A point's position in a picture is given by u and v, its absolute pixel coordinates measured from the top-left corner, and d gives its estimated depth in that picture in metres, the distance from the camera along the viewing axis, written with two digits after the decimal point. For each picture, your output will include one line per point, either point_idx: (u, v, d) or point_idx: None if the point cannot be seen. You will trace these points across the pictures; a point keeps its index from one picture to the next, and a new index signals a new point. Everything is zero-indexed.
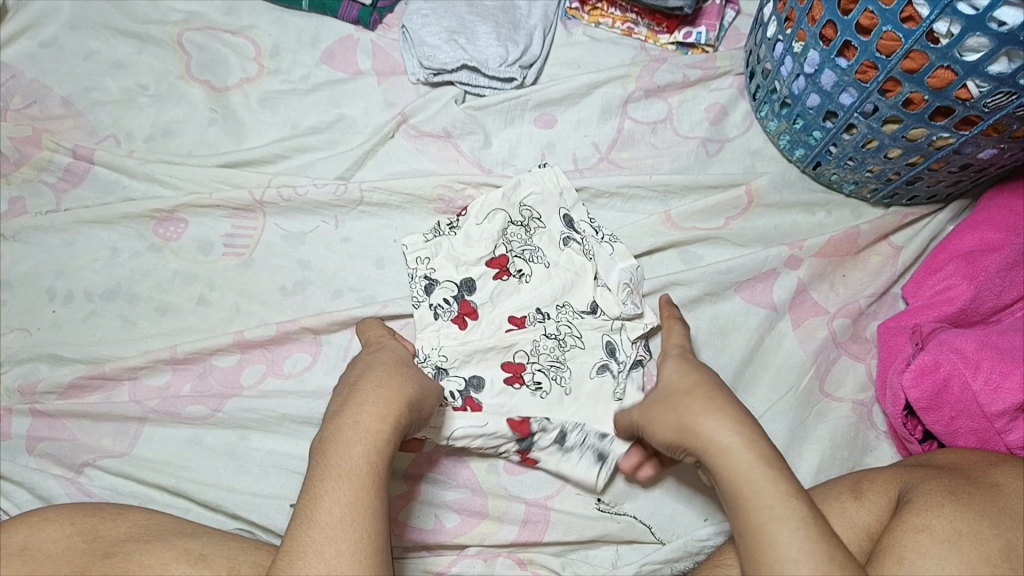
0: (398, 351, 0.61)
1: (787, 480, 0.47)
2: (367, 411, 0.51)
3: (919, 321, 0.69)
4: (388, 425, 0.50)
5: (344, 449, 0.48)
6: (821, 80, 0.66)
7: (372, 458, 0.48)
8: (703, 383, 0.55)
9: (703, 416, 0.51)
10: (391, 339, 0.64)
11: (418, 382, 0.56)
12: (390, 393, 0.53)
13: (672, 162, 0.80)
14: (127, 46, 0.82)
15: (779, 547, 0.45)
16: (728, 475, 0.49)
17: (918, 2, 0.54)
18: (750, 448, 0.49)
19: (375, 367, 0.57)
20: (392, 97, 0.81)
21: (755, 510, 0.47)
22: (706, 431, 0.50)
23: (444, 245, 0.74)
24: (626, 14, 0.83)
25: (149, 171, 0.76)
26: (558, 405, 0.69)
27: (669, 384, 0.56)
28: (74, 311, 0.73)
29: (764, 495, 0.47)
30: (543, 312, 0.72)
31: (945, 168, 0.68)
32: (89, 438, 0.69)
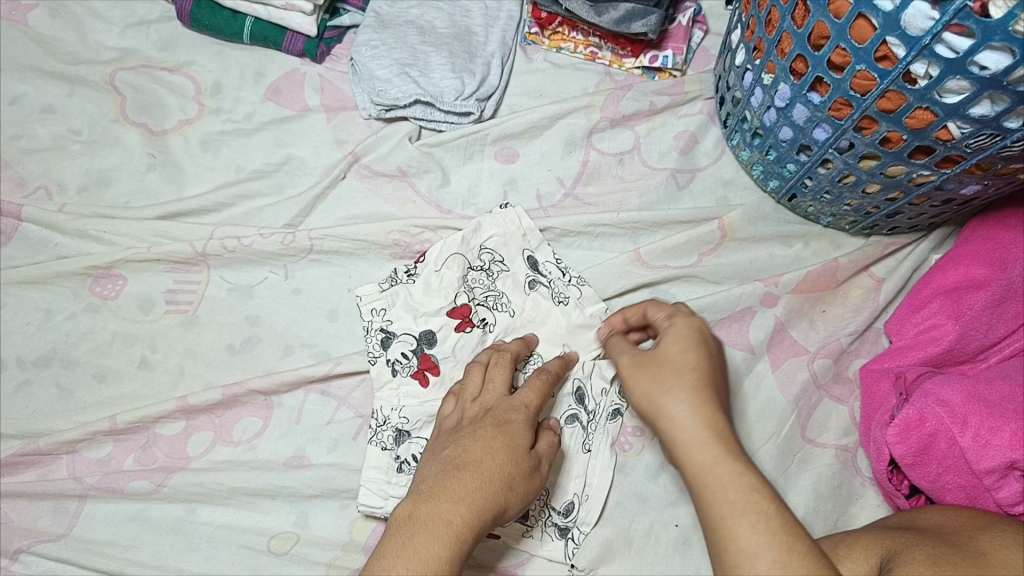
0: (520, 426, 0.58)
1: (757, 476, 0.46)
2: (458, 509, 0.51)
3: (903, 365, 0.66)
4: (465, 535, 0.50)
5: (428, 539, 0.49)
6: (793, 115, 0.62)
7: (446, 562, 0.49)
8: (691, 359, 0.51)
9: (684, 401, 0.49)
10: (521, 406, 0.59)
11: (518, 484, 0.55)
12: (489, 491, 0.53)
13: (641, 196, 0.76)
14: (57, 89, 0.77)
15: (739, 538, 0.44)
16: (697, 465, 0.47)
17: (893, 43, 0.50)
18: (718, 446, 0.47)
19: (488, 445, 0.56)
20: (343, 134, 0.76)
21: (723, 498, 0.45)
22: (678, 416, 0.49)
23: (401, 295, 0.69)
24: (589, 38, 0.78)
25: (82, 225, 0.71)
26: None
27: (656, 359, 0.52)
28: (6, 380, 0.68)
29: (728, 489, 0.45)
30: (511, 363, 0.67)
31: (927, 203, 0.65)
32: (26, 521, 0.64)
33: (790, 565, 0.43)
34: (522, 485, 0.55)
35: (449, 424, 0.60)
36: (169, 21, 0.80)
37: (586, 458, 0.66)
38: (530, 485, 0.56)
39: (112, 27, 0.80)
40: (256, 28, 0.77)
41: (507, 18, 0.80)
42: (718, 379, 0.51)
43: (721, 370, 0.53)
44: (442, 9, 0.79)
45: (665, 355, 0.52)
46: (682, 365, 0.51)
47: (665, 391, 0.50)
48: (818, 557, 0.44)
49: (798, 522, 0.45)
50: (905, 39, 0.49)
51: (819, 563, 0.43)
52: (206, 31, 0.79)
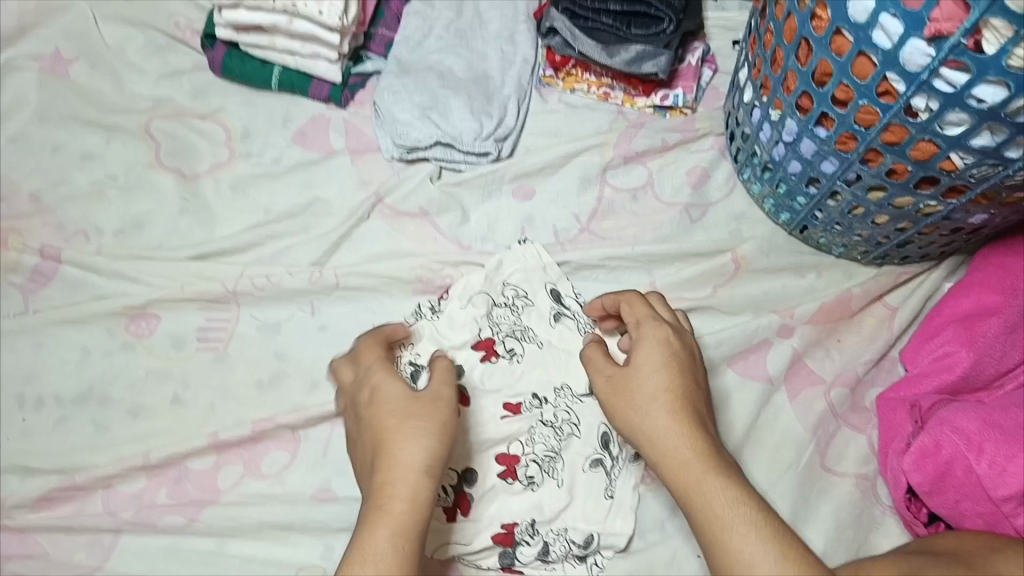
0: (396, 389, 0.59)
1: (738, 490, 0.53)
2: (389, 490, 0.54)
3: (918, 394, 0.67)
4: (411, 507, 0.54)
5: (384, 530, 0.53)
6: (801, 148, 0.64)
7: (393, 538, 0.53)
8: (664, 387, 0.58)
9: (667, 432, 0.56)
10: (383, 380, 0.60)
11: (418, 413, 0.57)
12: (398, 451, 0.55)
13: (655, 230, 0.78)
14: (95, 137, 0.81)
15: (735, 550, 0.51)
16: (686, 486, 0.54)
17: (893, 79, 0.52)
18: (703, 467, 0.55)
19: (370, 415, 0.59)
20: (366, 176, 0.79)
21: (712, 513, 0.53)
22: (663, 441, 0.56)
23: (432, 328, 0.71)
24: (601, 78, 0.81)
25: (120, 268, 0.74)
26: (547, 502, 0.66)
27: (632, 385, 0.59)
28: (45, 417, 0.71)
29: (716, 505, 0.53)
30: (539, 396, 0.69)
31: (936, 232, 0.66)
32: (63, 555, 0.66)
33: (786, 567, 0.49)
34: (423, 406, 0.58)
35: None
36: (201, 71, 0.84)
37: (609, 503, 0.66)
38: (442, 417, 0.57)
39: (146, 78, 0.84)
40: (284, 76, 0.81)
41: (523, 62, 0.82)
42: (692, 394, 0.58)
43: (696, 385, 0.59)
44: (460, 55, 0.82)
45: (638, 379, 0.59)
46: (657, 389, 0.58)
47: (649, 418, 0.57)
48: (808, 554, 0.50)
49: (780, 523, 0.52)
50: (905, 75, 0.51)
51: (809, 558, 0.50)
52: (235, 80, 0.83)
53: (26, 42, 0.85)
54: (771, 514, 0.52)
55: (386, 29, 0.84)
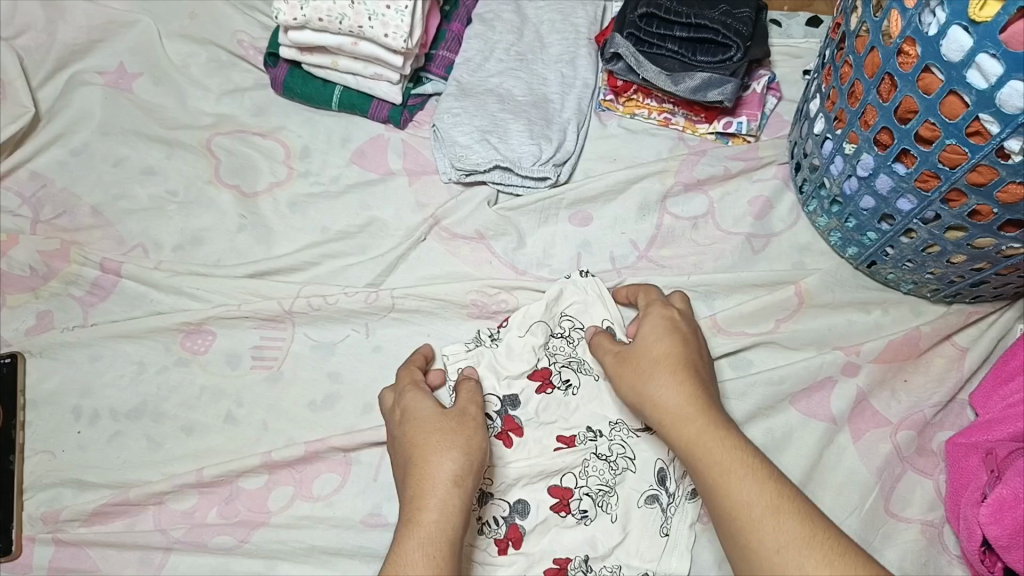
0: (428, 406, 0.59)
1: (736, 438, 0.53)
2: (418, 503, 0.53)
3: (993, 441, 0.64)
4: (443, 516, 0.52)
5: (416, 541, 0.51)
6: (876, 184, 0.63)
7: (432, 547, 0.51)
8: (666, 348, 0.59)
9: (660, 383, 0.56)
10: (417, 398, 0.60)
11: (452, 428, 0.57)
12: (427, 464, 0.55)
13: (715, 260, 0.76)
14: (156, 152, 0.82)
15: (733, 494, 0.50)
16: (685, 437, 0.54)
17: (986, 120, 0.50)
18: (699, 413, 0.54)
19: (402, 431, 0.59)
20: (424, 198, 0.79)
21: (711, 461, 0.52)
22: (664, 397, 0.56)
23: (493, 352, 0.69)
24: (663, 105, 0.80)
25: (178, 283, 0.74)
26: (601, 538, 0.64)
27: (637, 350, 0.60)
28: (100, 431, 0.71)
29: (715, 451, 0.52)
30: (593, 429, 0.67)
31: (1014, 274, 0.64)
32: (112, 570, 0.65)
33: (782, 509, 0.49)
34: (456, 422, 0.58)
35: None
36: (262, 89, 0.84)
37: (665, 540, 0.63)
38: (472, 432, 0.57)
39: (208, 94, 0.84)
40: (344, 96, 0.81)
41: (583, 86, 0.81)
42: (694, 356, 0.59)
43: (697, 350, 0.60)
44: (520, 78, 0.81)
45: (643, 344, 0.60)
46: (662, 350, 0.58)
47: (650, 375, 0.57)
48: (805, 503, 0.50)
49: (777, 472, 0.52)
50: (1000, 116, 0.48)
51: (807, 508, 0.49)
52: (296, 98, 0.83)
53: (93, 57, 0.86)
54: (765, 460, 0.52)
55: (446, 52, 0.83)
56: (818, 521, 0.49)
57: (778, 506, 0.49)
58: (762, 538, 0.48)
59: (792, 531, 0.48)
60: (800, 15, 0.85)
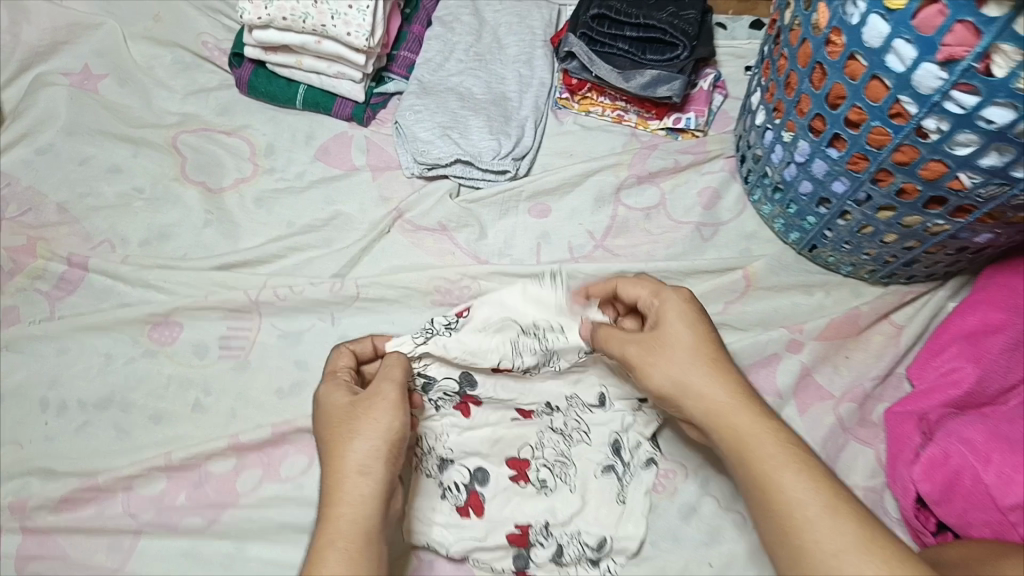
0: (340, 400, 0.59)
1: (783, 434, 0.52)
2: (330, 495, 0.53)
3: (926, 408, 0.69)
4: (350, 507, 0.52)
5: (331, 535, 0.51)
6: (813, 169, 0.67)
7: (342, 543, 0.51)
8: (698, 342, 0.57)
9: (704, 376, 0.55)
10: (333, 393, 0.60)
11: (359, 419, 0.56)
12: (335, 462, 0.55)
13: (667, 248, 0.80)
14: (122, 150, 0.83)
15: (785, 491, 0.49)
16: (734, 432, 0.53)
17: (905, 101, 0.54)
18: (745, 410, 0.54)
19: (321, 431, 0.58)
20: (387, 192, 0.81)
21: (760, 458, 0.51)
22: (708, 395, 0.55)
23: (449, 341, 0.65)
24: (616, 102, 0.84)
25: (145, 276, 0.76)
26: (561, 506, 0.67)
27: (667, 343, 0.57)
28: (68, 422, 0.72)
29: (763, 448, 0.52)
30: (552, 407, 0.70)
31: (942, 251, 0.68)
32: (82, 556, 0.66)
33: (836, 506, 0.48)
34: (364, 411, 0.57)
35: None
36: (227, 89, 0.86)
37: (621, 507, 0.67)
38: (378, 413, 0.56)
39: (174, 94, 0.86)
40: (309, 95, 0.84)
41: (540, 85, 0.85)
42: (723, 350, 0.57)
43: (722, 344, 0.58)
44: (479, 77, 0.85)
45: (673, 338, 0.57)
46: (696, 346, 0.56)
47: (689, 371, 0.55)
48: (856, 500, 0.49)
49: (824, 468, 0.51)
50: (917, 97, 0.52)
51: (859, 505, 0.49)
52: (261, 98, 0.85)
53: (58, 59, 0.88)
54: (813, 456, 0.52)
55: (408, 52, 0.86)
56: (869, 518, 0.48)
57: (832, 505, 0.48)
58: (817, 540, 0.47)
59: (849, 536, 0.47)
60: (744, 19, 0.90)
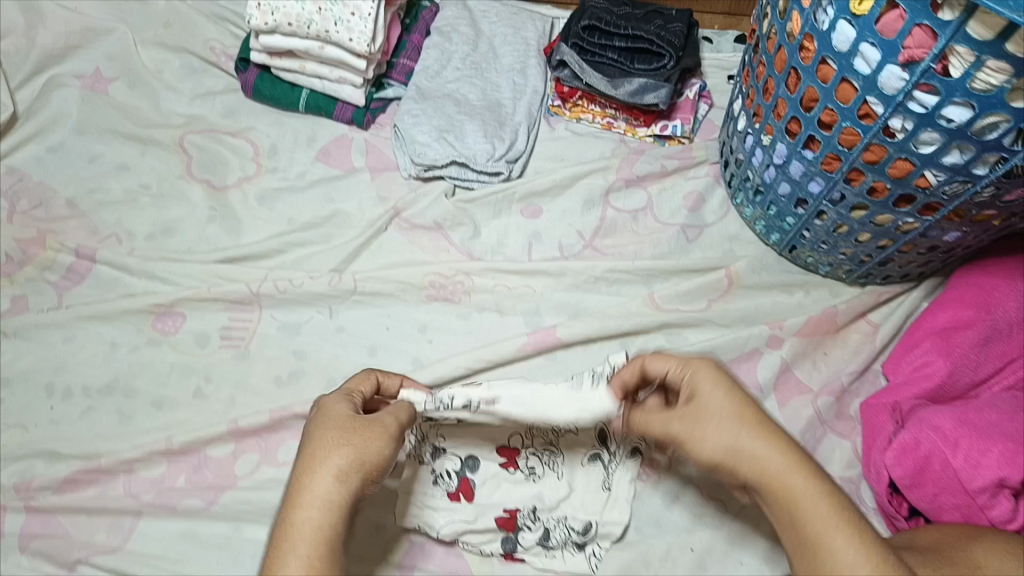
0: (339, 410, 0.56)
1: (839, 501, 0.48)
2: (297, 498, 0.50)
3: (899, 399, 0.72)
4: (317, 513, 0.49)
5: (293, 538, 0.49)
6: (790, 170, 0.70)
7: (304, 552, 0.48)
8: (745, 412, 0.50)
9: (763, 441, 0.49)
10: (334, 403, 0.57)
11: (352, 433, 0.53)
12: (314, 464, 0.51)
13: (653, 248, 0.83)
14: (131, 149, 0.87)
15: (842, 564, 0.45)
16: (788, 502, 0.48)
17: (872, 102, 0.58)
18: (803, 472, 0.48)
19: (307, 435, 0.55)
20: (385, 192, 0.85)
21: (815, 530, 0.47)
22: (767, 466, 0.48)
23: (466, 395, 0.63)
24: (605, 110, 0.88)
25: (150, 268, 0.79)
26: (549, 492, 0.69)
27: (716, 415, 0.51)
28: (72, 406, 0.74)
29: (819, 519, 0.47)
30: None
31: (914, 251, 0.71)
32: (83, 535, 0.68)
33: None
34: (359, 427, 0.54)
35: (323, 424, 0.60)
36: (232, 92, 0.90)
37: (607, 494, 0.69)
38: (374, 429, 0.54)
39: (181, 97, 0.90)
40: (311, 99, 0.87)
41: (533, 93, 0.89)
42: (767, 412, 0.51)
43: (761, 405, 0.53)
44: (475, 84, 0.88)
45: (721, 408, 0.51)
46: (744, 413, 0.50)
47: (744, 442, 0.49)
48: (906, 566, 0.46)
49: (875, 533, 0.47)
50: (883, 98, 0.56)
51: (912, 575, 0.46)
52: (265, 101, 0.89)
53: (71, 61, 0.92)
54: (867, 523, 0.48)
55: (407, 60, 0.90)
56: None
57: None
58: None
59: None
60: (729, 33, 0.94)
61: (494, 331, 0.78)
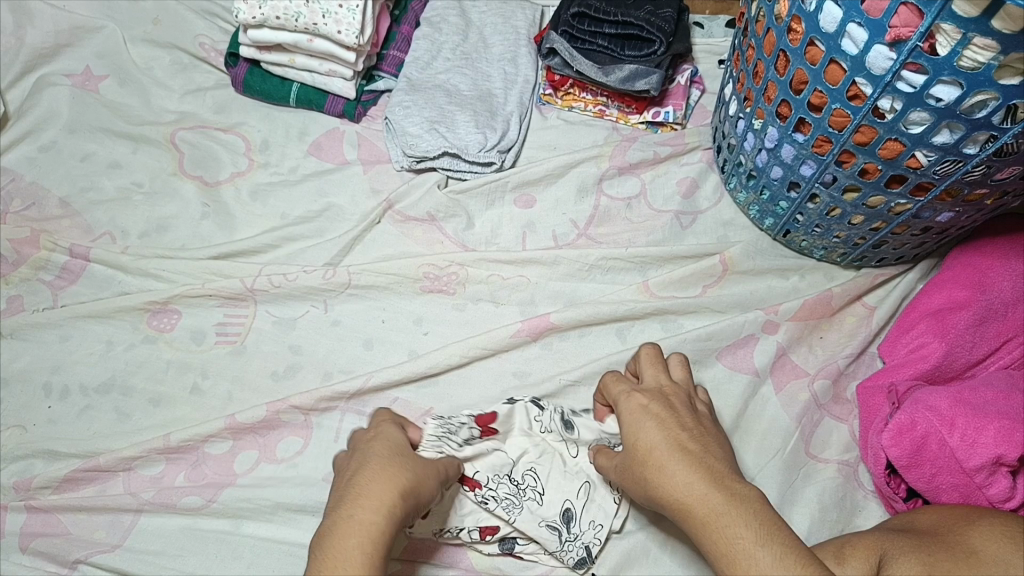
0: (402, 438, 0.57)
1: (747, 523, 0.45)
2: (366, 496, 0.49)
3: (895, 380, 0.72)
4: (384, 515, 0.49)
5: (356, 533, 0.47)
6: (782, 154, 0.70)
7: (374, 529, 0.48)
8: (654, 441, 0.52)
9: (661, 467, 0.50)
10: (392, 433, 0.58)
11: (417, 461, 0.55)
12: (381, 472, 0.52)
13: (648, 236, 0.83)
14: (122, 147, 0.87)
15: None
16: (697, 529, 0.47)
17: (861, 82, 0.57)
18: (709, 486, 0.48)
19: (364, 451, 0.55)
20: (378, 185, 0.85)
21: (722, 556, 0.45)
22: (673, 495, 0.49)
23: (483, 492, 0.65)
24: (597, 98, 0.87)
25: (144, 265, 0.79)
26: (551, 513, 0.66)
27: (634, 452, 0.53)
28: (70, 405, 0.75)
29: (723, 542, 0.45)
30: (540, 403, 0.70)
31: (907, 232, 0.71)
32: (84, 533, 0.69)
33: None
34: (420, 461, 0.55)
35: (354, 437, 0.60)
36: (223, 88, 0.90)
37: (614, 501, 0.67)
38: (428, 468, 0.55)
39: (172, 94, 0.90)
40: (302, 93, 0.87)
41: (524, 82, 0.88)
42: (686, 437, 0.52)
43: (690, 428, 0.53)
44: (466, 75, 0.88)
45: (638, 446, 0.53)
46: (653, 442, 0.52)
47: (653, 470, 0.51)
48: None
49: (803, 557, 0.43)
50: (871, 78, 0.56)
51: None
52: (255, 96, 0.89)
53: (60, 60, 0.92)
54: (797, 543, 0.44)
55: (397, 51, 0.89)
56: None
57: None
58: None
59: None
60: (720, 18, 0.94)
61: (489, 321, 0.78)
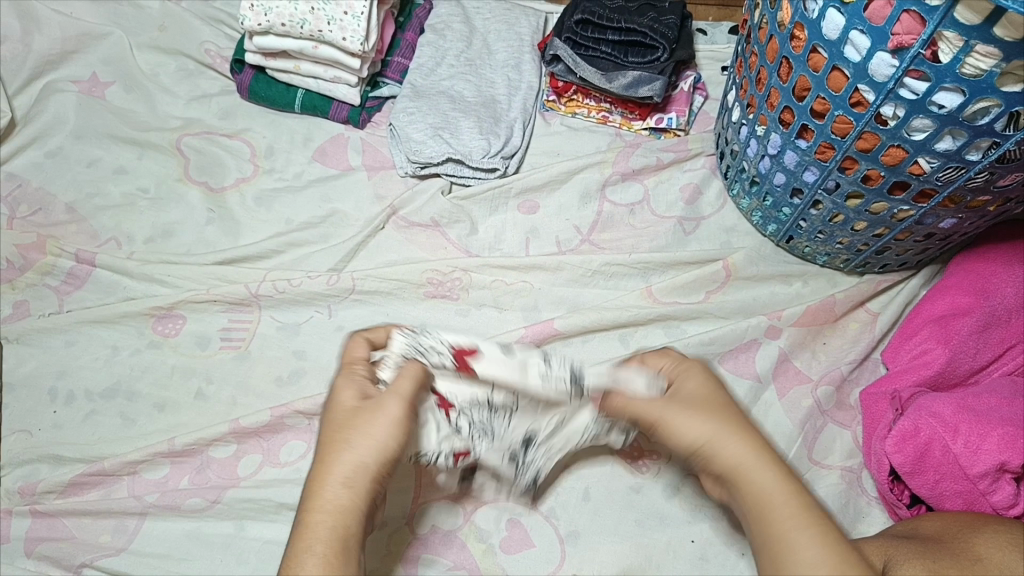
0: (350, 398, 0.54)
1: (793, 486, 0.46)
2: (315, 490, 0.49)
3: (898, 387, 0.72)
4: (332, 508, 0.48)
5: (311, 534, 0.47)
6: (784, 160, 0.70)
7: (328, 520, 0.48)
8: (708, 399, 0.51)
9: (712, 419, 0.49)
10: (344, 394, 0.54)
11: (362, 424, 0.51)
12: (329, 454, 0.51)
13: (651, 241, 0.83)
14: (128, 153, 0.88)
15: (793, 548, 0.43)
16: (737, 479, 0.47)
17: (864, 89, 0.57)
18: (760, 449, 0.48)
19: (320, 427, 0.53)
20: (382, 191, 0.85)
21: (763, 511, 0.45)
22: (720, 446, 0.48)
23: (455, 418, 0.58)
24: (601, 104, 0.88)
25: (150, 271, 0.79)
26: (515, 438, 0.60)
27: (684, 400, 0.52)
28: (75, 410, 0.75)
29: (766, 499, 0.45)
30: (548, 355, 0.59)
31: (910, 238, 0.71)
32: (89, 537, 0.69)
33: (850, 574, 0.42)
34: (366, 422, 0.51)
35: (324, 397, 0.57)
36: (228, 94, 0.91)
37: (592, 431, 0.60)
38: (375, 424, 0.51)
39: (177, 100, 0.90)
40: (307, 99, 0.88)
41: (528, 88, 0.89)
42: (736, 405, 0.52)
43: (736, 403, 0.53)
44: (470, 81, 0.88)
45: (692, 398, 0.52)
46: (708, 401, 0.51)
47: (701, 419, 0.49)
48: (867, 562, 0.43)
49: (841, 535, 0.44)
50: (874, 85, 0.56)
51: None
52: (261, 102, 0.90)
53: (67, 67, 0.92)
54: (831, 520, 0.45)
55: (401, 58, 0.90)
56: None
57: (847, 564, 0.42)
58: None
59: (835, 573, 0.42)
60: (723, 25, 0.94)
61: (492, 327, 0.78)
